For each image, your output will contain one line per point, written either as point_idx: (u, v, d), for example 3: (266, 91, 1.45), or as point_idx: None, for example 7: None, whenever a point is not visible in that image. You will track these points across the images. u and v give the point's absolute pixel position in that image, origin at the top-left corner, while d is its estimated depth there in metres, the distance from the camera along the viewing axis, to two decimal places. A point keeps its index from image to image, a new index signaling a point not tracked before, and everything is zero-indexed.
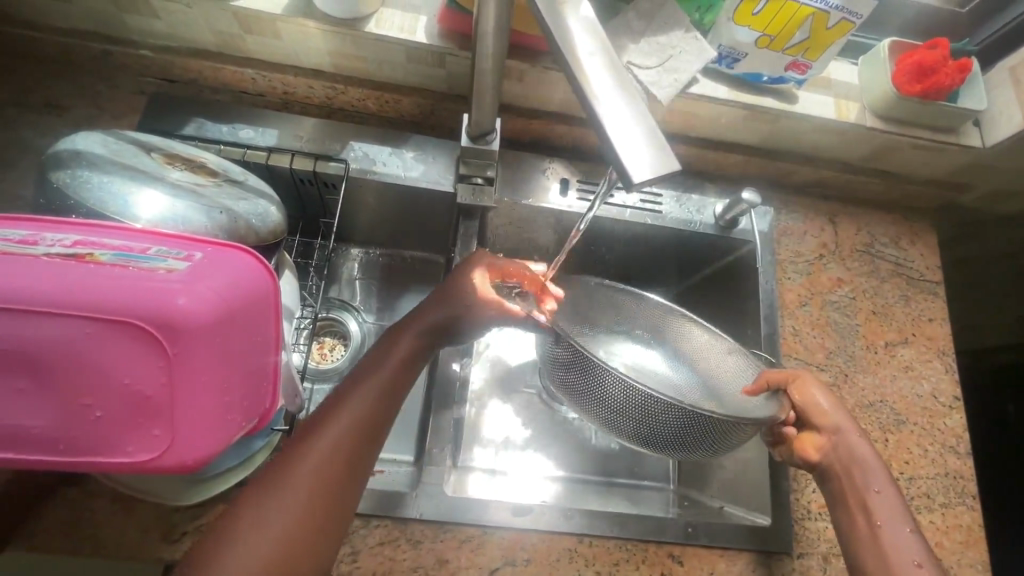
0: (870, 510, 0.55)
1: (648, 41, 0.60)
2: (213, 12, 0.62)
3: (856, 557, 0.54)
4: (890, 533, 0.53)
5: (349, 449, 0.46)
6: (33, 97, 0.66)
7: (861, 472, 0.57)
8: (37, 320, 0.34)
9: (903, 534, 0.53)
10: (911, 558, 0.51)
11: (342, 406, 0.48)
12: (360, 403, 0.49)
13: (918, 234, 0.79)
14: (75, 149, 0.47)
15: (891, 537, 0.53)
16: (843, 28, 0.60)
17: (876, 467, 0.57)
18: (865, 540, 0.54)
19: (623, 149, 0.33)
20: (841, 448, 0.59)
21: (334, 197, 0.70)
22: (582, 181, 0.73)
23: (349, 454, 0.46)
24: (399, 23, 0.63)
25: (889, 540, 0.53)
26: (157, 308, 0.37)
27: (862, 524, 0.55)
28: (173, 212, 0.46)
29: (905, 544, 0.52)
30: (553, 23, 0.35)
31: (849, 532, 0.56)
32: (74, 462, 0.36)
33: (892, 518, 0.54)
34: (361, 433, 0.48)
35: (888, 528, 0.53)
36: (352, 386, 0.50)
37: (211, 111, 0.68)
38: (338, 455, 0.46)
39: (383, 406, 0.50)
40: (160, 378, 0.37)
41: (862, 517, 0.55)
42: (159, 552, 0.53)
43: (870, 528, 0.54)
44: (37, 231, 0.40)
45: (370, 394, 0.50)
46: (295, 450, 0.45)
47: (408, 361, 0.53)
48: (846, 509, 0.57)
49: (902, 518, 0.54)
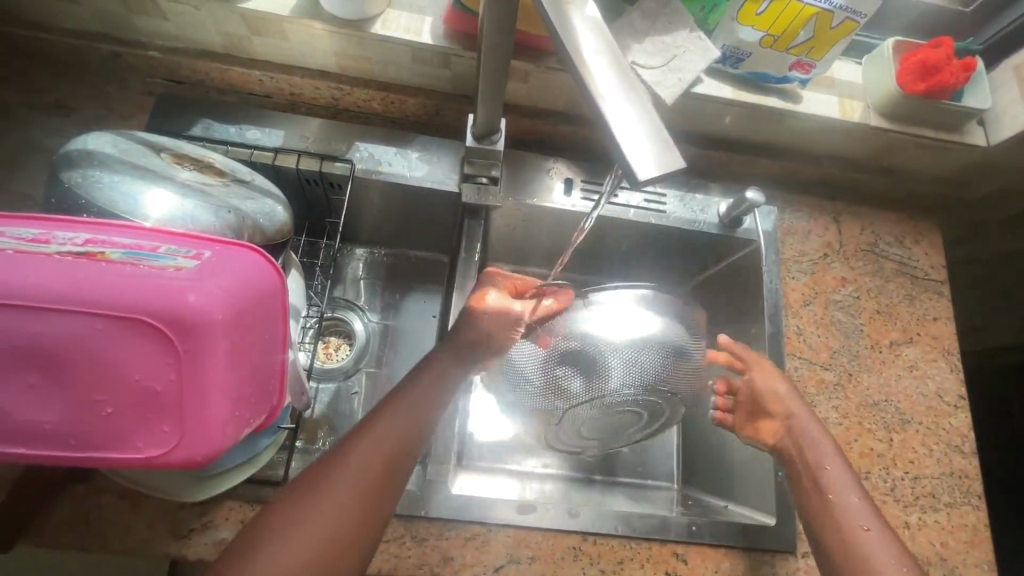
0: (827, 483, 0.57)
1: (653, 41, 0.60)
2: (221, 13, 0.62)
3: (812, 526, 0.55)
4: (841, 501, 0.55)
5: (381, 468, 0.48)
6: (42, 97, 0.67)
7: (818, 450, 0.59)
8: (50, 316, 0.35)
9: (854, 500, 0.55)
10: (862, 523, 0.53)
11: (381, 423, 0.51)
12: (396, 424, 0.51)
13: (924, 233, 0.79)
14: (86, 148, 0.48)
15: (846, 505, 0.55)
16: (847, 27, 0.60)
17: (826, 443, 0.60)
18: (820, 509, 0.55)
19: (628, 148, 0.33)
20: (794, 431, 0.61)
21: (340, 196, 0.71)
22: (587, 181, 0.73)
23: (381, 472, 0.48)
24: (404, 23, 0.64)
25: (842, 507, 0.55)
26: (168, 305, 0.37)
27: (819, 495, 0.56)
28: (182, 211, 0.47)
29: (857, 511, 0.54)
30: (559, 23, 0.36)
31: (807, 505, 0.57)
32: (85, 457, 0.37)
33: (846, 488, 0.56)
34: (394, 454, 0.49)
35: (842, 496, 0.55)
36: (391, 405, 0.53)
37: (218, 111, 0.68)
38: (370, 472, 0.48)
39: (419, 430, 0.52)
40: (169, 374, 0.37)
41: (820, 488, 0.57)
42: (167, 548, 0.54)
43: (825, 498, 0.56)
44: (49, 229, 0.41)
45: (406, 416, 0.52)
46: (332, 461, 0.48)
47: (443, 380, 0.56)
48: (805, 483, 0.58)
49: (853, 488, 0.56)
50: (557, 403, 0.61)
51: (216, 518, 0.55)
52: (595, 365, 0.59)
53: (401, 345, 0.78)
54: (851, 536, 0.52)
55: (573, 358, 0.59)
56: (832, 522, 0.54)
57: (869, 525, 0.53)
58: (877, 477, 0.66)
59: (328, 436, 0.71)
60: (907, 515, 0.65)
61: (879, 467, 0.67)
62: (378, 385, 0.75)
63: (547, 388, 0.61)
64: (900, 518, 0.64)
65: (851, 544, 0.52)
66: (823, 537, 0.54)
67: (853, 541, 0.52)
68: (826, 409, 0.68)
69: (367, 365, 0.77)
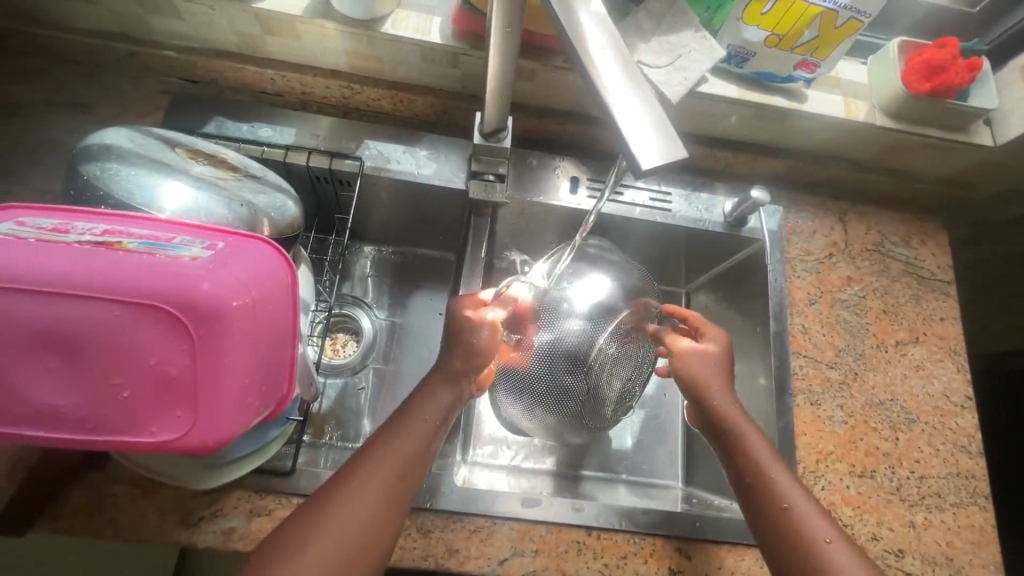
0: (752, 461, 0.52)
1: (658, 41, 0.60)
2: (235, 13, 0.64)
3: (749, 509, 0.51)
4: (771, 478, 0.51)
5: (398, 480, 0.47)
6: (62, 95, 0.69)
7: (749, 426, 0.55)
8: (70, 301, 0.36)
9: (781, 477, 0.51)
10: (798, 504, 0.49)
11: (400, 432, 0.50)
12: (412, 436, 0.50)
13: (930, 234, 0.79)
14: (105, 142, 0.50)
15: (772, 481, 0.51)
16: (852, 27, 0.60)
17: (739, 417, 0.56)
18: (749, 491, 0.51)
19: (633, 140, 0.34)
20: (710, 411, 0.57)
21: (349, 193, 0.72)
22: (592, 179, 0.74)
23: (400, 484, 0.47)
24: (414, 23, 0.65)
25: (774, 486, 0.50)
26: (183, 291, 0.38)
27: (748, 472, 0.52)
28: (197, 203, 0.48)
29: (789, 491, 0.50)
30: (567, 21, 0.37)
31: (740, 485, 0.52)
32: (101, 440, 0.38)
33: (775, 466, 0.52)
34: (410, 466, 0.48)
35: (771, 473, 0.51)
36: (406, 415, 0.51)
37: (231, 110, 0.70)
38: (389, 484, 0.47)
39: (432, 439, 0.51)
40: (184, 359, 0.38)
41: (749, 467, 0.52)
42: (178, 536, 0.55)
43: (755, 475, 0.52)
44: (68, 220, 0.42)
45: (422, 426, 0.51)
46: (349, 473, 0.46)
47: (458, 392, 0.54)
48: (736, 462, 0.53)
49: (780, 467, 0.52)
50: (569, 399, 0.63)
51: (225, 507, 0.56)
52: (588, 346, 0.63)
53: (407, 342, 0.79)
54: (781, 522, 0.48)
55: (563, 347, 0.63)
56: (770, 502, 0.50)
57: (804, 506, 0.49)
58: (882, 475, 0.66)
59: (335, 430, 0.72)
60: (912, 515, 0.64)
61: (884, 466, 0.66)
62: (384, 381, 0.76)
63: (551, 387, 0.63)
64: (906, 517, 0.64)
65: (789, 525, 0.48)
66: (760, 519, 0.50)
67: (785, 521, 0.48)
68: (831, 407, 0.68)
69: (374, 361, 0.77)
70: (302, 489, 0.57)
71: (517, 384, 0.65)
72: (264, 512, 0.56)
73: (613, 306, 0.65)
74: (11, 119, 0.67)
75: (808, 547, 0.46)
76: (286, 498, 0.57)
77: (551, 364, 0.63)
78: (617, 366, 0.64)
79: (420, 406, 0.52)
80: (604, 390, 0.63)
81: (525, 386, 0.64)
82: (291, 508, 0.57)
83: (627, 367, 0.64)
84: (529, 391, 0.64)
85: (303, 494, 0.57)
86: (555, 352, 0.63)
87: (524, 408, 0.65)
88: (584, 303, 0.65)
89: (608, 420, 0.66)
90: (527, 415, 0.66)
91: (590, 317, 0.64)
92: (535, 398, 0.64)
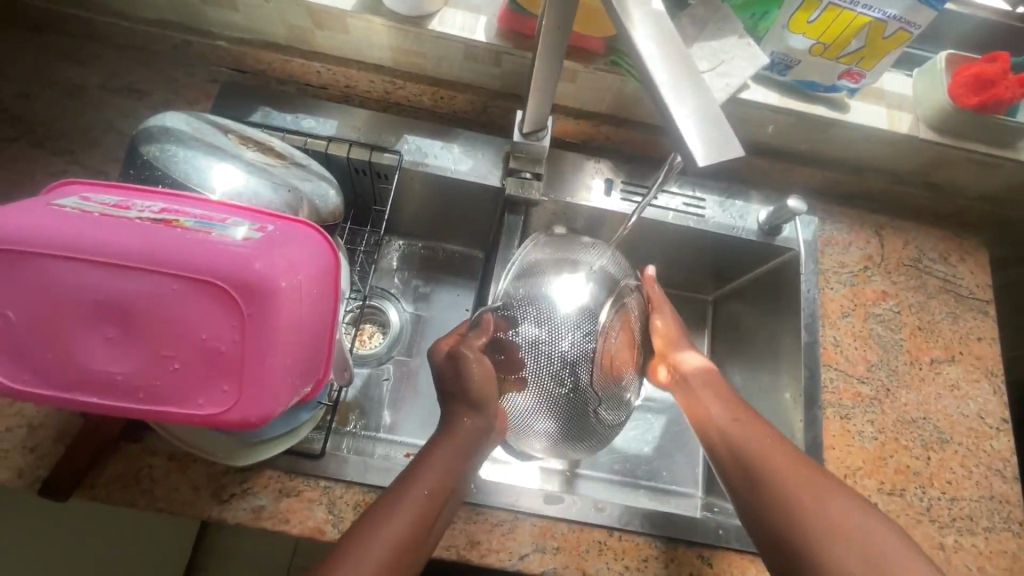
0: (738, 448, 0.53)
1: (701, 46, 0.59)
2: (288, 6, 0.66)
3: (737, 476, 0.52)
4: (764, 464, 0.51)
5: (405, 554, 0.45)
6: (118, 81, 0.71)
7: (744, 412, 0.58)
8: (132, 274, 0.38)
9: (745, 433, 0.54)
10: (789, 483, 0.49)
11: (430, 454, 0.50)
12: (423, 496, 0.48)
13: (969, 251, 0.77)
14: (164, 125, 0.52)
15: (772, 466, 0.50)
16: (900, 38, 0.60)
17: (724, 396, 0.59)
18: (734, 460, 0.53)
19: (689, 135, 0.34)
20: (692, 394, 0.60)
21: (386, 186, 0.73)
22: (627, 182, 0.74)
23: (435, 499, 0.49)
24: (459, 21, 0.66)
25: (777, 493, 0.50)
26: (237, 270, 0.39)
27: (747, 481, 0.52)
28: (247, 187, 0.50)
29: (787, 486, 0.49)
30: (623, 12, 0.37)
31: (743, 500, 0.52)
32: (150, 410, 0.39)
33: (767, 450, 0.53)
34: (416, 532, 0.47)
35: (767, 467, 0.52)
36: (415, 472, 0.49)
37: (277, 101, 0.71)
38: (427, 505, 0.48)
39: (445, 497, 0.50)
40: (234, 336, 0.39)
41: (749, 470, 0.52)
42: (209, 510, 0.56)
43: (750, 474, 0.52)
44: (129, 197, 0.44)
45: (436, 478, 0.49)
46: (357, 540, 0.45)
47: (465, 445, 0.52)
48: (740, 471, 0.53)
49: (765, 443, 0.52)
50: (585, 394, 0.59)
51: (256, 485, 0.57)
52: (573, 320, 0.59)
53: (432, 336, 0.80)
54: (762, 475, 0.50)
55: (563, 343, 0.59)
56: (774, 493, 0.49)
57: (816, 491, 0.48)
58: (912, 495, 0.65)
59: (359, 419, 0.73)
60: (943, 536, 0.63)
61: (915, 485, 0.65)
62: (408, 374, 0.77)
63: (559, 378, 0.59)
64: (937, 539, 0.63)
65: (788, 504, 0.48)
66: (763, 517, 0.49)
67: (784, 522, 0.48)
68: (862, 422, 0.67)
69: (399, 353, 0.78)
70: (330, 473, 0.58)
71: (531, 402, 0.59)
72: (293, 493, 0.58)
73: (603, 275, 0.62)
74: (72, 101, 0.70)
75: (836, 534, 0.45)
76: (315, 480, 0.58)
77: (545, 357, 0.59)
78: (620, 325, 0.61)
79: (430, 463, 0.50)
80: (603, 358, 0.59)
81: (534, 397, 0.59)
82: (318, 491, 0.58)
83: (613, 324, 0.61)
84: (540, 400, 0.59)
85: (332, 478, 0.59)
86: (553, 354, 0.58)
87: (550, 420, 0.60)
88: (575, 284, 0.61)
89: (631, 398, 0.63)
90: (551, 426, 0.60)
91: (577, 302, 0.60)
92: (551, 415, 0.59)
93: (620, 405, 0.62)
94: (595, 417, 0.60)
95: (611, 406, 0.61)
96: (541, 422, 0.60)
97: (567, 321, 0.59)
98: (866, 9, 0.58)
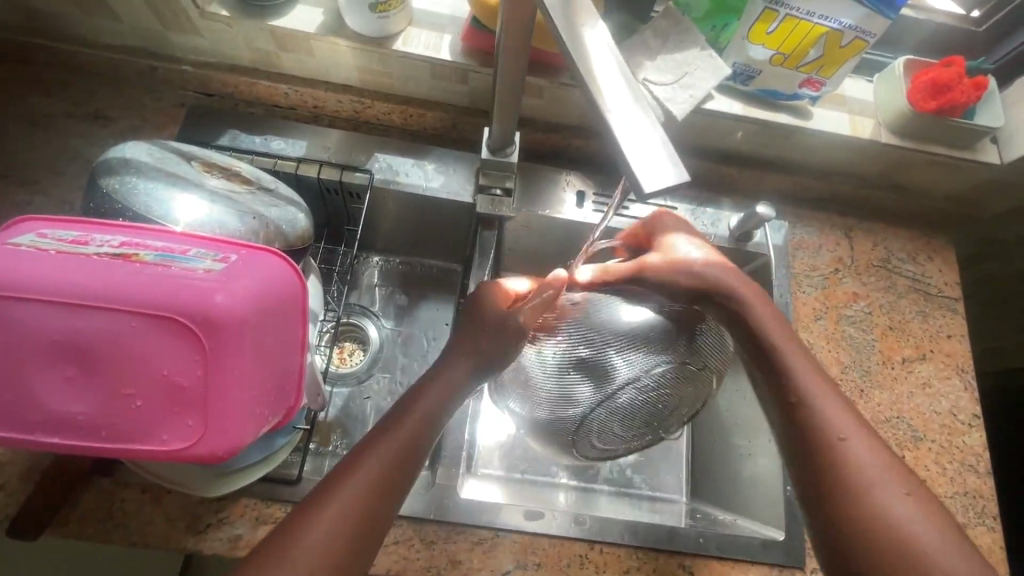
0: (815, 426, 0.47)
1: (665, 59, 0.58)
2: (252, 31, 0.66)
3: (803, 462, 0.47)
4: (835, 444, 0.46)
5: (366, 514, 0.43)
6: (83, 108, 0.71)
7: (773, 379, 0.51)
8: (88, 313, 0.37)
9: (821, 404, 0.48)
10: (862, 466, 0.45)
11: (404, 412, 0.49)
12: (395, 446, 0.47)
13: (937, 251, 0.79)
14: (125, 156, 0.51)
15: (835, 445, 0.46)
16: (856, 46, 0.61)
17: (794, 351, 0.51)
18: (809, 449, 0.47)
19: (637, 161, 0.34)
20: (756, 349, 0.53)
21: (358, 206, 0.73)
22: (599, 193, 0.75)
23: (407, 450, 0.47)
24: (424, 41, 0.66)
25: (902, 537, 0.42)
26: (197, 304, 0.39)
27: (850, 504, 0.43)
28: (210, 216, 0.50)
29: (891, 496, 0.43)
30: (572, 43, 0.38)
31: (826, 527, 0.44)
32: (113, 449, 0.39)
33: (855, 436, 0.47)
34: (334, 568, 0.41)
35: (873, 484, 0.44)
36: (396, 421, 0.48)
37: (246, 124, 0.71)
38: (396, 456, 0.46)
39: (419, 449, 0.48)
40: (197, 371, 0.39)
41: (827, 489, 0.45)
42: (184, 542, 0.55)
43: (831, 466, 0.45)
44: (89, 231, 0.44)
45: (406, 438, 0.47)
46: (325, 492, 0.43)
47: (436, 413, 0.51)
48: (821, 483, 0.45)
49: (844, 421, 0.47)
50: (595, 412, 0.56)
51: (232, 514, 0.57)
52: (573, 347, 0.55)
53: (412, 353, 0.80)
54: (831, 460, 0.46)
55: (563, 370, 0.56)
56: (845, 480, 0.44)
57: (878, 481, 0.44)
58: None
59: (340, 440, 0.72)
60: None
61: None
62: (390, 391, 0.77)
63: (563, 400, 0.56)
64: None
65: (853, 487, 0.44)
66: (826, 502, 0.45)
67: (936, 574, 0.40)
68: None
69: (380, 370, 0.78)
70: None
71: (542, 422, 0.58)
72: (271, 520, 0.57)
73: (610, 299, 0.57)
74: (35, 130, 0.69)
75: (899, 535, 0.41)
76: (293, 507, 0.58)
77: (546, 388, 0.56)
78: (633, 341, 0.55)
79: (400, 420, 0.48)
80: (610, 376, 0.55)
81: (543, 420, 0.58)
82: None
83: (623, 344, 0.55)
84: (550, 422, 0.57)
85: None
86: (553, 381, 0.56)
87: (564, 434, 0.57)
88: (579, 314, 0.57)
89: (623, 427, 0.57)
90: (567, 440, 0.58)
91: (580, 329, 0.56)
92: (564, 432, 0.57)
93: (640, 421, 0.57)
94: (612, 431, 0.57)
95: (630, 420, 0.57)
96: (555, 437, 0.58)
97: (565, 349, 0.56)
98: (822, 20, 0.59)
